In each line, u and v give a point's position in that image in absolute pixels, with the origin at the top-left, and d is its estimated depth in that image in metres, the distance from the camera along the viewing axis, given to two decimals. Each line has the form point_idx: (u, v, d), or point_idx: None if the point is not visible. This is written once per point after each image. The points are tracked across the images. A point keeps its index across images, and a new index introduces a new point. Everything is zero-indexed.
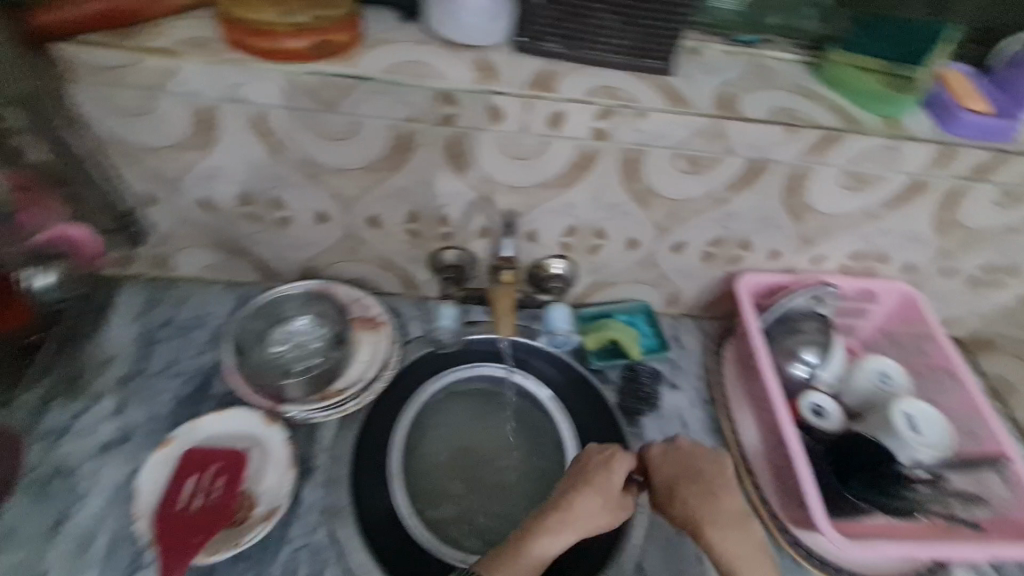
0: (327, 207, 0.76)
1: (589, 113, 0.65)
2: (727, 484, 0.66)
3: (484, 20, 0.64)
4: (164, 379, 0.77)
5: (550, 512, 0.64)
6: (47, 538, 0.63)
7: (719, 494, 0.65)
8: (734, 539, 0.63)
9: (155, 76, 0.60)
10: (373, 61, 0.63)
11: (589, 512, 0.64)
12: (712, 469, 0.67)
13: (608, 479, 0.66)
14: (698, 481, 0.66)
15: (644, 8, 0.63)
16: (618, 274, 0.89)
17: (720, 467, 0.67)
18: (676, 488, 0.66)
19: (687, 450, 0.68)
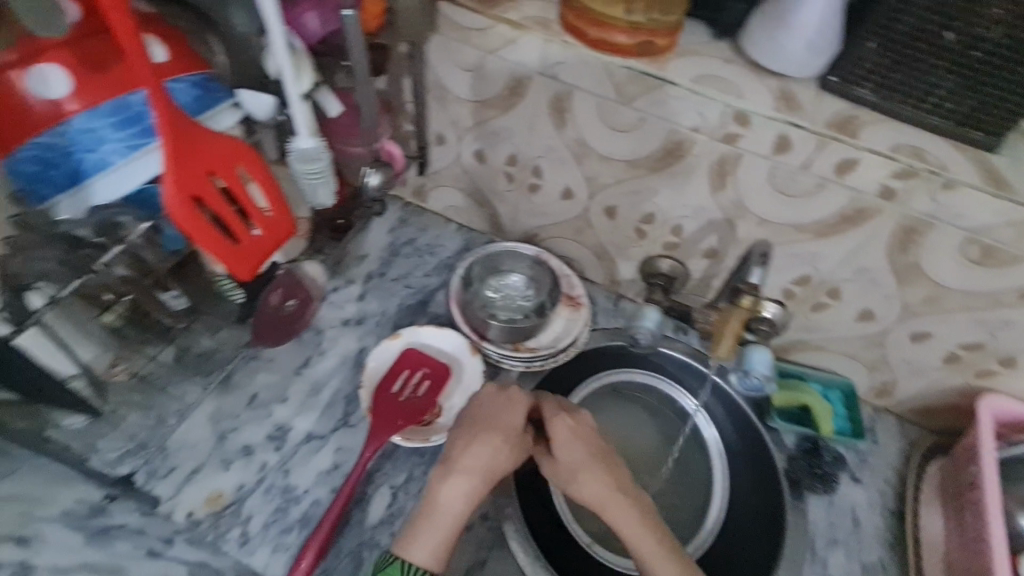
0: (577, 186, 0.82)
1: (885, 168, 0.62)
2: (576, 442, 0.66)
3: (805, 52, 0.64)
4: (397, 286, 0.90)
5: (452, 464, 0.64)
6: (293, 374, 0.79)
7: (575, 461, 0.66)
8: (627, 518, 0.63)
9: (497, 42, 0.71)
10: (681, 68, 0.67)
11: (487, 470, 0.64)
12: (562, 425, 0.67)
13: (487, 433, 0.65)
14: (582, 457, 0.66)
15: (1000, 81, 0.57)
16: (833, 341, 0.82)
17: (552, 419, 0.68)
18: (578, 469, 0.65)
19: (558, 425, 0.67)
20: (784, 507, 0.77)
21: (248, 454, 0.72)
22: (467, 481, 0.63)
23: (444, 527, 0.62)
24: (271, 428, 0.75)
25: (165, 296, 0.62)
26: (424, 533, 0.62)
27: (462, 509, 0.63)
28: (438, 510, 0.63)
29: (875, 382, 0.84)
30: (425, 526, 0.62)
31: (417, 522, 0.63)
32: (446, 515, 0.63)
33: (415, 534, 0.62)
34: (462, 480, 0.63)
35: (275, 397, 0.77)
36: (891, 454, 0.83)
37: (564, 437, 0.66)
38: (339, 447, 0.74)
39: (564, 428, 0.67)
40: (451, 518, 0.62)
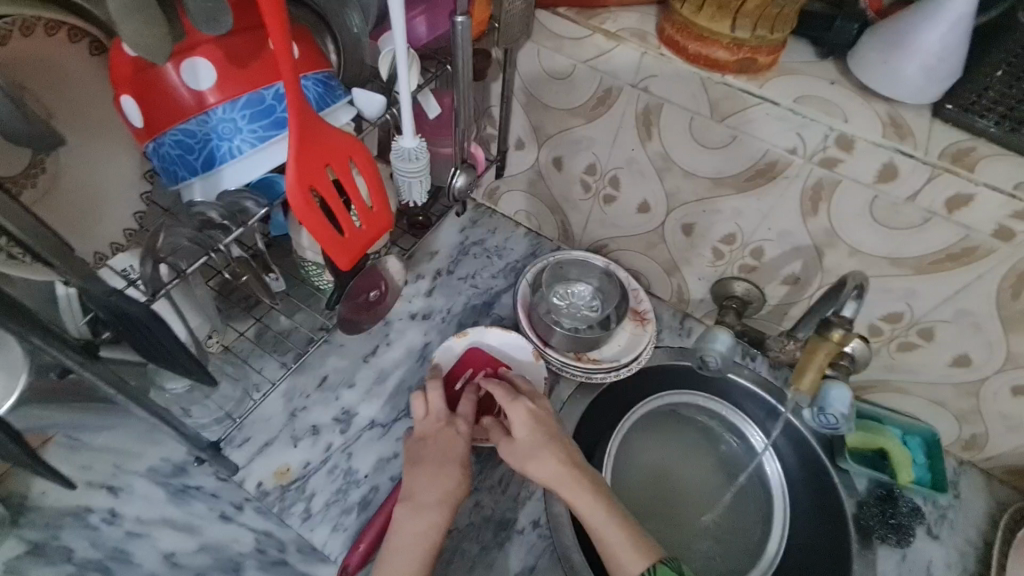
0: (655, 201, 0.81)
1: (1005, 207, 0.58)
2: (525, 432, 0.69)
3: (923, 78, 0.60)
4: (463, 284, 0.92)
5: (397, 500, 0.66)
6: (361, 361, 0.82)
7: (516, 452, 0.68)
8: (586, 498, 0.65)
9: (591, 51, 0.71)
10: (781, 87, 0.64)
11: (426, 507, 0.64)
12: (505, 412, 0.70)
13: (427, 455, 0.69)
14: (529, 433, 0.69)
15: None
16: (919, 384, 0.77)
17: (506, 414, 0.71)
18: (525, 454, 0.67)
19: (514, 407, 0.70)
20: (850, 553, 0.73)
21: (315, 433, 0.75)
22: (408, 523, 0.63)
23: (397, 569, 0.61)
24: (338, 410, 0.78)
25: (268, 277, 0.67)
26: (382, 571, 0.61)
27: (419, 541, 0.62)
28: (391, 552, 0.62)
29: (962, 433, 0.78)
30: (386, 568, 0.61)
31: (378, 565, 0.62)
32: (403, 554, 0.62)
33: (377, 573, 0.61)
34: (404, 515, 0.64)
35: (343, 382, 0.80)
36: (975, 512, 0.77)
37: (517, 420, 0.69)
38: (400, 436, 0.76)
39: (522, 411, 0.70)
40: (406, 552, 0.62)
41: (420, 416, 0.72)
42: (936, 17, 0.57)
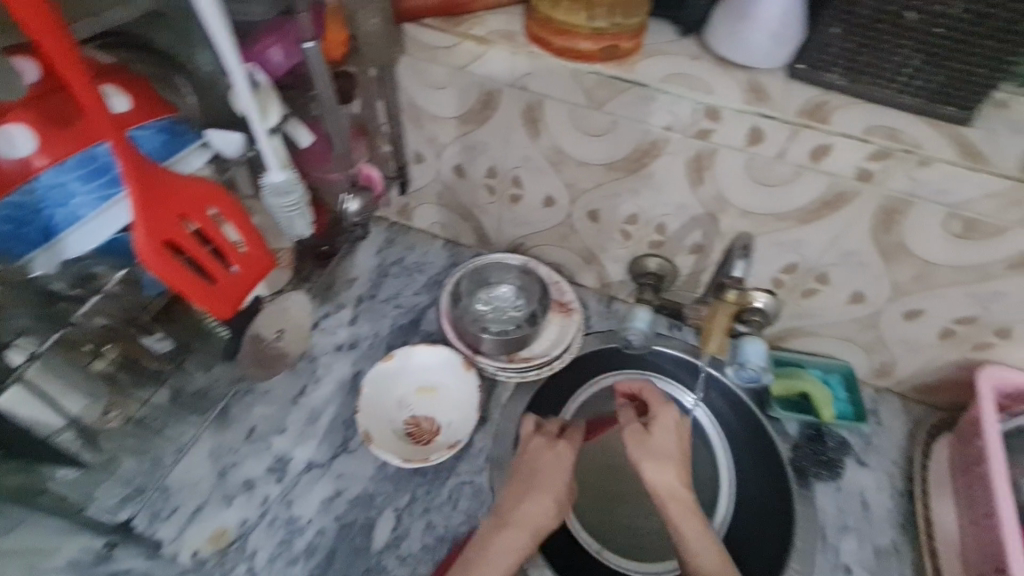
0: (558, 193, 0.82)
1: (860, 152, 0.62)
2: (655, 437, 0.70)
3: (769, 43, 0.64)
4: (387, 306, 0.90)
5: (522, 498, 0.68)
6: (290, 404, 0.79)
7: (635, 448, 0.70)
8: (697, 528, 0.65)
9: (465, 58, 0.71)
10: (648, 69, 0.67)
11: (540, 510, 0.67)
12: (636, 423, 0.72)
13: (555, 459, 0.71)
14: (671, 451, 0.70)
15: (967, 53, 0.57)
16: (827, 325, 0.82)
17: (646, 424, 0.72)
18: (662, 473, 0.68)
19: (666, 411, 0.73)
20: (792, 495, 0.77)
21: (250, 488, 0.72)
22: (518, 516, 0.66)
23: (499, 562, 0.64)
24: (271, 459, 0.75)
25: (148, 339, 0.62)
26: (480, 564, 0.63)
27: (519, 536, 0.65)
28: (492, 543, 0.65)
29: (874, 364, 0.83)
30: (483, 560, 0.64)
31: (474, 556, 0.64)
32: (501, 547, 0.65)
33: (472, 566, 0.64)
34: (522, 510, 0.67)
35: (273, 429, 0.77)
36: (896, 434, 0.83)
37: (660, 431, 0.71)
38: (340, 473, 0.74)
39: (670, 424, 0.71)
40: (506, 539, 0.65)
41: (525, 435, 0.74)
42: None
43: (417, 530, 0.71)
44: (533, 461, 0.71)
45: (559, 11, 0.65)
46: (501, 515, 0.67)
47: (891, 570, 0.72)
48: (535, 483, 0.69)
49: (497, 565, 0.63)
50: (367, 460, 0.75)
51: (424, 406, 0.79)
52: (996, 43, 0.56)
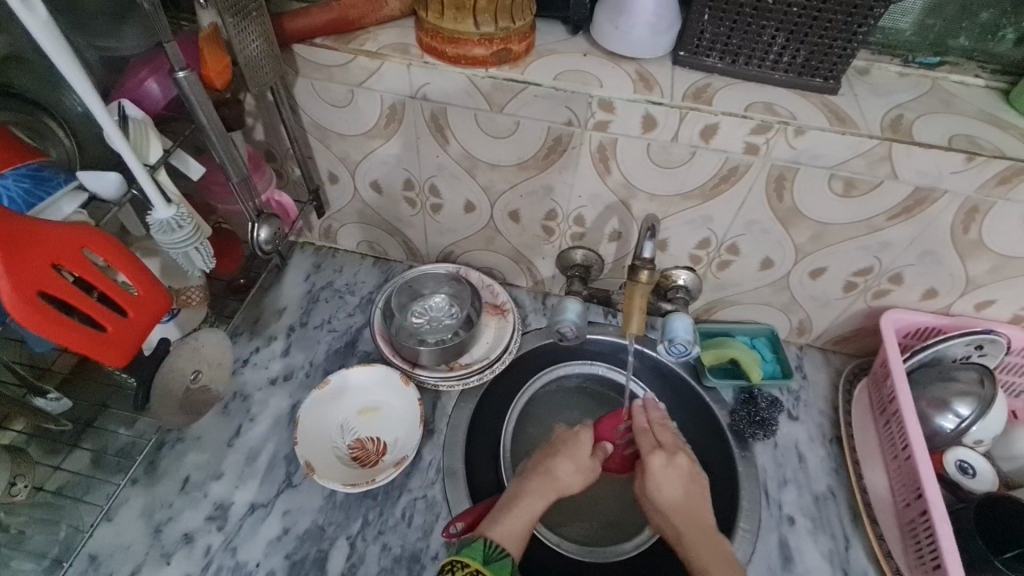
0: (476, 198, 0.83)
1: (744, 127, 0.66)
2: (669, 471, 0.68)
3: (649, 34, 0.67)
4: (320, 332, 0.88)
5: (556, 459, 0.69)
6: (225, 447, 0.76)
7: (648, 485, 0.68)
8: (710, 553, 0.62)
9: (361, 74, 0.71)
10: (542, 69, 0.69)
11: (572, 475, 0.69)
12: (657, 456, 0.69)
13: (577, 435, 0.72)
14: (672, 492, 0.67)
15: (821, 27, 0.62)
16: (745, 293, 0.86)
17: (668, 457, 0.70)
18: (668, 501, 0.67)
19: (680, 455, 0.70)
20: (734, 458, 0.80)
21: (190, 541, 0.69)
22: (547, 473, 0.68)
23: (526, 511, 0.65)
24: (211, 508, 0.71)
25: (41, 400, 0.67)
26: (507, 513, 0.64)
27: (546, 493, 0.66)
28: (521, 498, 0.66)
29: (793, 323, 0.89)
30: (509, 510, 0.65)
31: (502, 507, 0.65)
32: (529, 499, 0.66)
33: (499, 516, 0.64)
34: (550, 469, 0.68)
35: (210, 476, 0.73)
36: (822, 385, 0.88)
37: (659, 473, 0.68)
38: (286, 510, 0.72)
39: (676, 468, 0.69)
40: (534, 496, 0.66)
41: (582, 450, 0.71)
42: None
43: (373, 555, 0.69)
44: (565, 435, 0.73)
45: (443, 20, 0.66)
46: (528, 474, 0.69)
47: (831, 514, 0.76)
48: (567, 449, 0.71)
49: (524, 514, 0.64)
50: (313, 492, 0.73)
51: (367, 427, 0.77)
52: (845, 16, 0.61)
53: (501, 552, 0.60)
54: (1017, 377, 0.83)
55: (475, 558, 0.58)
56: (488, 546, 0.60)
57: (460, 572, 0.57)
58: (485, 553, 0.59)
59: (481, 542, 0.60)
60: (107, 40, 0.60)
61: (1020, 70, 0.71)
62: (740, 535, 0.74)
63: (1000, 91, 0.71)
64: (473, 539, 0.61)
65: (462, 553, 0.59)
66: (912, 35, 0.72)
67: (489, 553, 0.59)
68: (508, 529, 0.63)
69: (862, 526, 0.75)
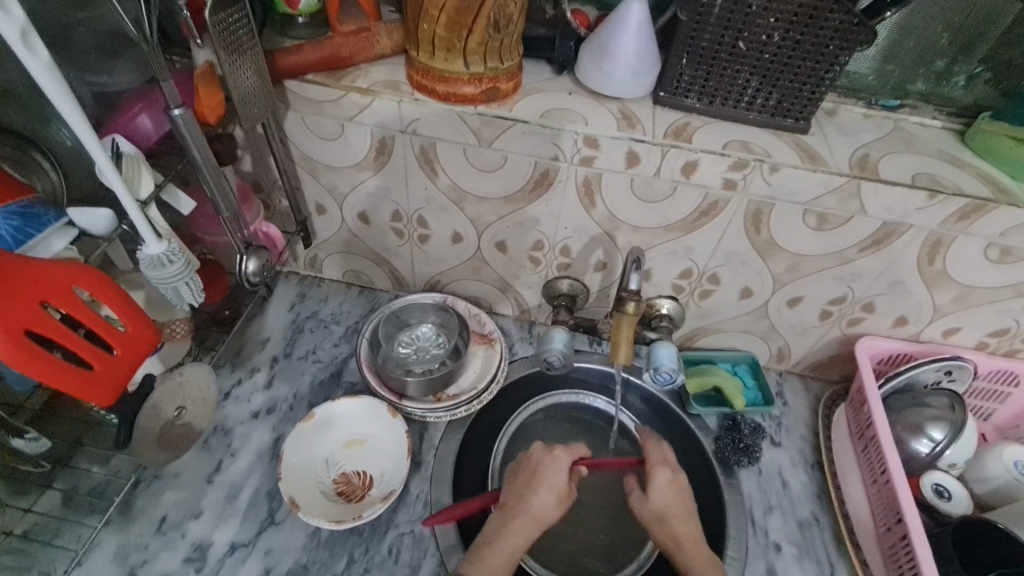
0: (464, 229, 0.84)
1: (722, 164, 0.69)
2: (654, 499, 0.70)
3: (632, 76, 0.70)
4: (305, 363, 0.87)
5: (536, 491, 0.69)
6: (204, 484, 0.73)
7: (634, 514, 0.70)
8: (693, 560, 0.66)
9: (352, 109, 0.72)
10: (529, 107, 0.72)
11: (551, 505, 0.68)
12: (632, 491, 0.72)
13: (553, 461, 0.72)
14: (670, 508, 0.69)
15: (792, 71, 0.66)
16: (726, 321, 0.89)
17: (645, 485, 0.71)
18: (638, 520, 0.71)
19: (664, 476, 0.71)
20: (720, 486, 0.81)
21: None
22: (527, 509, 0.67)
23: (507, 552, 0.64)
24: (188, 549, 0.68)
25: (19, 441, 0.66)
26: (486, 555, 0.64)
27: (528, 528, 0.66)
28: (502, 537, 0.65)
29: (773, 350, 0.91)
30: (492, 550, 0.64)
31: (483, 549, 0.65)
32: (511, 537, 0.65)
33: (483, 558, 0.64)
34: (529, 504, 0.68)
35: (188, 515, 0.71)
36: (802, 411, 0.90)
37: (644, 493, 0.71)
38: (268, 549, 0.69)
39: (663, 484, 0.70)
40: (510, 530, 0.66)
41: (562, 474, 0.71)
42: (624, 26, 0.68)
43: None
44: (535, 463, 0.73)
45: (433, 61, 0.68)
46: (510, 511, 0.68)
47: (815, 540, 0.77)
48: (542, 481, 0.70)
49: (500, 551, 0.64)
50: (296, 530, 0.71)
51: (353, 460, 0.76)
52: (812, 62, 0.65)
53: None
54: (985, 401, 0.87)
55: None
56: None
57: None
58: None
59: None
60: (98, 73, 0.59)
61: (973, 113, 0.76)
62: (729, 564, 0.74)
63: (956, 132, 0.76)
64: None
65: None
66: (873, 79, 0.77)
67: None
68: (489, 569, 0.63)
69: (846, 551, 0.76)
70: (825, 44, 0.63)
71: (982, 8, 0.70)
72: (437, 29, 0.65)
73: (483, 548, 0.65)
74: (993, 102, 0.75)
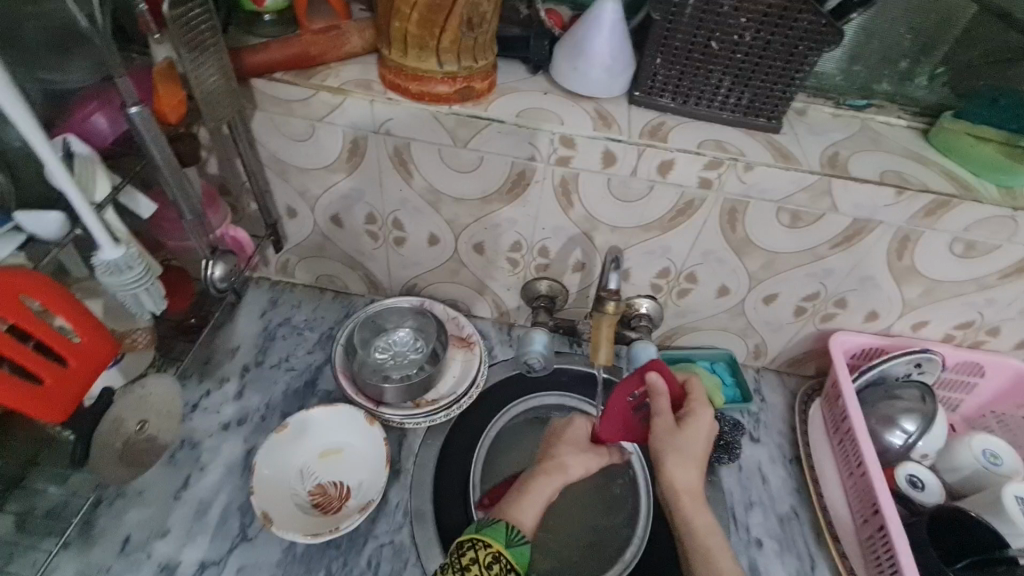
0: (440, 231, 0.83)
1: (698, 163, 0.69)
2: (689, 437, 0.68)
3: (607, 76, 0.70)
4: (277, 372, 0.84)
5: (558, 448, 0.74)
6: (171, 501, 0.70)
7: (663, 441, 0.67)
8: (703, 518, 0.66)
9: (323, 109, 0.71)
10: (504, 106, 0.71)
11: (575, 464, 0.72)
12: (670, 420, 0.68)
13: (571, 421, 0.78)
14: (699, 450, 0.68)
15: (764, 71, 0.67)
16: (704, 319, 0.89)
17: (678, 421, 0.69)
18: None
19: (696, 420, 0.69)
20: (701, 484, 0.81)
21: None
22: (552, 458, 0.73)
23: (536, 498, 0.68)
24: (154, 570, 0.65)
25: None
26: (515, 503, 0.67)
27: (552, 481, 0.70)
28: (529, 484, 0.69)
29: (749, 347, 0.92)
30: (523, 495, 0.68)
31: (514, 494, 0.68)
32: (542, 486, 0.69)
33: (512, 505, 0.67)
34: (553, 454, 0.73)
35: (154, 534, 0.68)
36: (780, 407, 0.91)
37: (671, 439, 0.67)
38: (240, 567, 0.67)
39: (702, 424, 0.69)
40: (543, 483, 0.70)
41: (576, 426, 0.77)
42: (598, 26, 0.68)
43: None
44: (572, 421, 0.78)
45: (406, 60, 0.67)
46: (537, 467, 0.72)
47: (795, 534, 0.78)
48: (569, 442, 0.75)
49: (535, 502, 0.67)
50: (270, 545, 0.68)
51: (329, 471, 0.74)
52: (783, 62, 0.66)
53: (521, 538, 0.62)
54: (953, 392, 0.90)
55: (498, 539, 0.60)
56: (510, 531, 0.62)
57: (482, 552, 0.59)
58: (507, 536, 0.61)
59: (502, 525, 0.62)
60: (50, 70, 0.57)
61: (935, 112, 0.78)
62: None
63: (920, 131, 0.78)
64: (496, 520, 0.63)
65: (484, 532, 0.61)
66: (841, 79, 0.78)
67: (510, 537, 0.62)
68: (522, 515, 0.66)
69: (824, 544, 0.77)
70: (795, 44, 0.64)
71: (940, 11, 0.72)
72: (410, 26, 0.64)
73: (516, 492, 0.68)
74: (954, 102, 0.77)
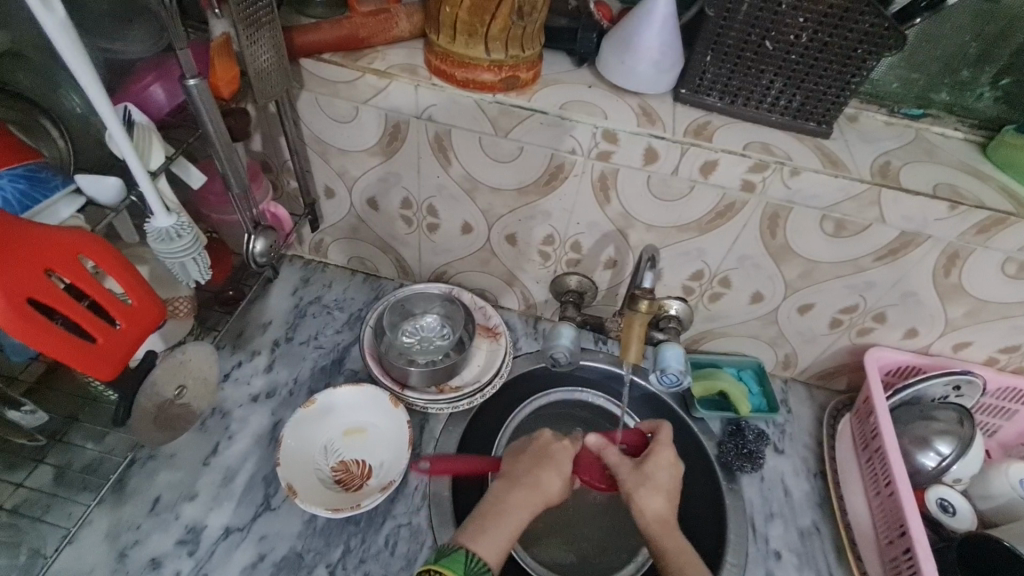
0: (473, 220, 0.83)
1: (742, 165, 0.68)
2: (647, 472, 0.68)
3: (654, 70, 0.69)
4: (306, 349, 0.85)
5: (543, 469, 0.68)
6: (201, 465, 0.72)
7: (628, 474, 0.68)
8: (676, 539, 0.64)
9: (367, 91, 0.71)
10: (548, 96, 0.71)
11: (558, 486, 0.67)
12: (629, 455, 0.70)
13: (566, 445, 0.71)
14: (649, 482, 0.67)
15: (818, 74, 0.65)
16: (735, 325, 0.88)
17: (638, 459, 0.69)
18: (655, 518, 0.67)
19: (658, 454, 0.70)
20: (721, 490, 0.80)
21: (156, 566, 0.65)
22: (533, 485, 0.66)
23: (512, 523, 0.63)
24: (181, 530, 0.67)
25: (16, 413, 0.65)
26: (490, 524, 0.62)
27: (533, 502, 0.65)
28: (506, 508, 0.64)
29: (779, 357, 0.90)
30: (493, 521, 0.63)
31: (484, 517, 0.63)
32: (519, 511, 0.64)
33: (480, 528, 0.62)
34: (536, 480, 0.67)
35: (183, 496, 0.70)
36: (807, 420, 0.89)
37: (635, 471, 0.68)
38: (262, 535, 0.68)
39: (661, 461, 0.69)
40: (517, 505, 0.64)
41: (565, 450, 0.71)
42: (649, 20, 0.66)
43: None
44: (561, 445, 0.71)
45: (453, 46, 0.67)
46: (517, 480, 0.67)
47: (816, 550, 0.76)
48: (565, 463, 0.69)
49: (511, 526, 0.62)
50: (291, 516, 0.70)
51: (353, 449, 0.75)
52: (838, 66, 0.64)
53: (482, 566, 0.58)
54: (991, 417, 0.87)
55: (455, 569, 0.57)
56: (470, 558, 0.58)
57: None
58: (465, 565, 0.57)
59: (463, 554, 0.59)
60: (111, 40, 0.59)
61: (995, 126, 0.75)
62: (727, 570, 0.73)
63: (977, 144, 0.75)
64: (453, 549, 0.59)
65: (442, 562, 0.58)
66: (898, 87, 0.76)
67: (470, 566, 0.58)
68: (493, 543, 0.61)
69: (846, 562, 0.75)
70: (853, 48, 0.62)
71: (1008, 19, 0.69)
72: (460, 12, 0.64)
73: (488, 517, 0.63)
74: (1016, 115, 0.74)
